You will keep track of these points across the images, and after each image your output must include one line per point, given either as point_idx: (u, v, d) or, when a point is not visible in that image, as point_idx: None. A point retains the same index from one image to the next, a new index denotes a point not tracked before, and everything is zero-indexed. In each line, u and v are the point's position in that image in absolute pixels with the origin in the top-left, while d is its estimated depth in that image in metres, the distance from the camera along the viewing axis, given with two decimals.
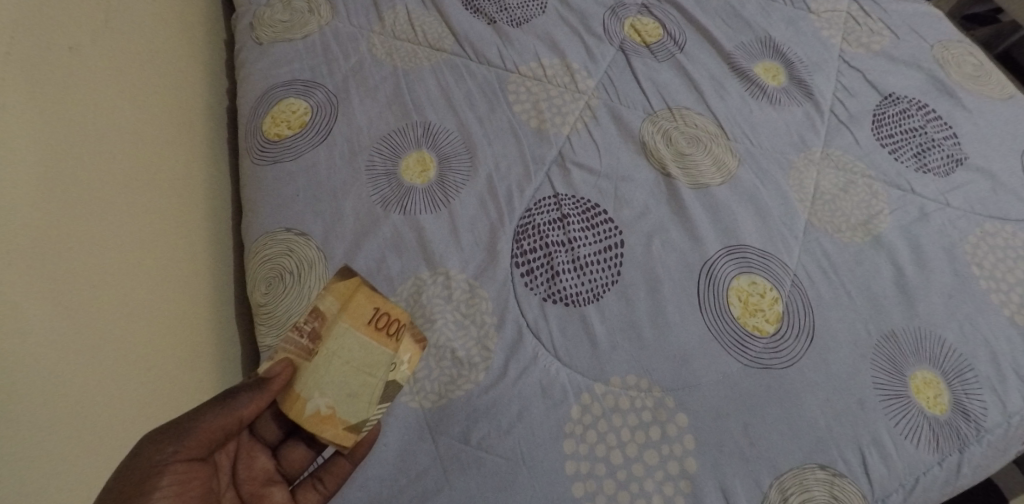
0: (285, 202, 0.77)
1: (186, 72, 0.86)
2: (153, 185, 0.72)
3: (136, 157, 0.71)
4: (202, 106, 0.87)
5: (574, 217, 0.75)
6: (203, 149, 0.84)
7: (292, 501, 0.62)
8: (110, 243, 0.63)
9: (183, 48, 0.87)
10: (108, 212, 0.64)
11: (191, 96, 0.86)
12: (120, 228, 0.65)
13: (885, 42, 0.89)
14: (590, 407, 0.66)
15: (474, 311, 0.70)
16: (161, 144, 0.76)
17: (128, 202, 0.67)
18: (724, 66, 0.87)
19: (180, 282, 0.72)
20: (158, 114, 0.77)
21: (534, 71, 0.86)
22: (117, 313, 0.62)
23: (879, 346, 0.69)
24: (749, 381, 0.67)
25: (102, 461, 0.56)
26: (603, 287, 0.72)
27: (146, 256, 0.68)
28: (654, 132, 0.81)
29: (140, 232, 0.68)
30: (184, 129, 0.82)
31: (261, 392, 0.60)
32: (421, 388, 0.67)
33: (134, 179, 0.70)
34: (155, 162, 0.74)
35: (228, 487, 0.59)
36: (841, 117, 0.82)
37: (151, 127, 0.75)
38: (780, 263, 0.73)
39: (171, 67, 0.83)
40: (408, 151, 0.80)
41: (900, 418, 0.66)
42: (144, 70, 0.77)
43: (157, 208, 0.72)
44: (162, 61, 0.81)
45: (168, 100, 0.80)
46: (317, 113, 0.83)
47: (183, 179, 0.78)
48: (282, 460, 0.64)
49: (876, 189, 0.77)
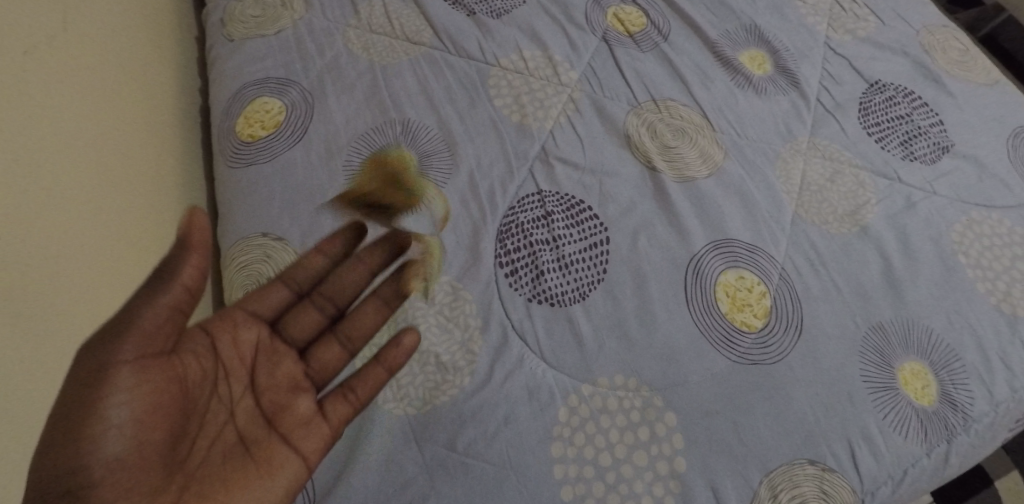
0: (261, 206, 0.75)
1: (153, 69, 0.83)
2: (125, 191, 0.71)
3: (106, 166, 0.69)
4: (171, 104, 0.85)
5: (559, 215, 0.74)
6: (174, 149, 0.82)
7: (319, 411, 0.60)
8: (83, 258, 0.62)
9: (149, 43, 0.84)
10: (79, 225, 0.63)
11: (159, 93, 0.83)
12: (93, 241, 0.64)
13: (871, 28, 0.87)
14: (577, 409, 0.65)
15: (457, 314, 0.69)
16: (130, 149, 0.74)
17: (98, 213, 0.66)
18: (709, 55, 0.85)
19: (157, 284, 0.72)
20: (123, 109, 0.75)
21: (515, 64, 0.84)
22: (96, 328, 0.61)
23: (867, 338, 0.68)
24: (738, 378, 0.66)
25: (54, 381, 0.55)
26: (588, 286, 0.70)
27: (120, 266, 0.67)
28: (638, 125, 0.80)
29: (113, 243, 0.67)
30: (154, 129, 0.80)
31: (192, 260, 0.48)
32: (405, 394, 0.66)
33: (104, 187, 0.68)
34: (125, 167, 0.72)
35: (246, 394, 0.58)
36: (828, 105, 0.81)
37: (120, 131, 0.73)
38: (768, 257, 0.72)
39: (137, 64, 0.80)
40: (387, 150, 0.78)
41: (888, 411, 0.65)
42: (109, 71, 0.74)
43: (128, 200, 0.71)
44: (127, 59, 0.78)
45: (135, 100, 0.77)
46: (292, 112, 0.80)
47: (156, 182, 0.77)
48: (310, 365, 0.62)
49: (862, 179, 0.76)
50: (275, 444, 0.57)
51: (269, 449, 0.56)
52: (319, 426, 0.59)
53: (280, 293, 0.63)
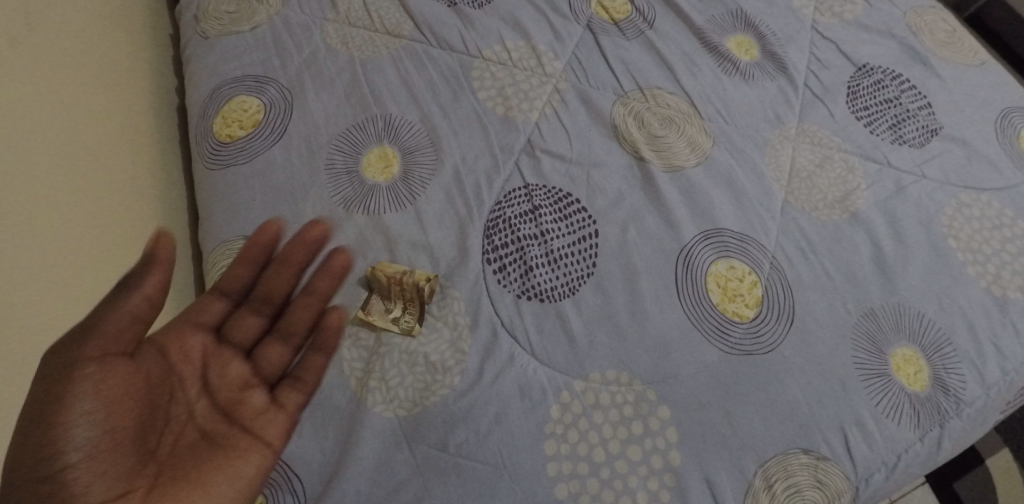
0: (242, 209, 0.74)
1: (125, 71, 0.81)
2: (100, 200, 0.69)
3: (78, 175, 0.66)
4: (146, 107, 0.82)
5: (546, 208, 0.73)
6: (151, 154, 0.80)
7: (272, 401, 0.59)
8: (62, 276, 0.60)
9: (120, 44, 0.81)
10: (53, 241, 0.61)
11: (132, 97, 0.80)
12: (69, 256, 0.62)
13: (858, 10, 0.86)
14: (570, 405, 0.64)
15: (446, 312, 0.68)
16: (104, 156, 0.71)
17: (73, 226, 0.64)
18: (695, 41, 0.84)
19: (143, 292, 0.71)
20: (98, 108, 0.73)
21: (499, 55, 0.82)
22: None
23: (859, 325, 0.67)
24: (730, 369, 0.66)
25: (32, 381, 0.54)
26: (578, 280, 0.69)
27: (101, 273, 0.65)
28: (625, 114, 0.78)
29: (91, 256, 0.65)
30: (129, 135, 0.77)
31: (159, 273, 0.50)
32: (394, 396, 0.65)
33: (77, 198, 0.65)
34: (99, 176, 0.70)
35: (200, 396, 0.56)
36: (816, 90, 0.80)
37: (92, 138, 0.70)
38: (759, 246, 0.71)
39: (106, 67, 0.77)
40: (369, 147, 0.76)
41: (881, 397, 0.65)
42: (78, 77, 0.71)
43: (106, 199, 0.70)
44: (96, 63, 0.75)
45: (108, 106, 0.75)
46: (270, 111, 0.79)
47: (133, 191, 0.75)
48: (257, 362, 0.60)
49: (852, 164, 0.75)
50: (245, 439, 0.56)
51: (235, 441, 0.55)
52: (276, 415, 0.59)
53: (218, 302, 0.60)
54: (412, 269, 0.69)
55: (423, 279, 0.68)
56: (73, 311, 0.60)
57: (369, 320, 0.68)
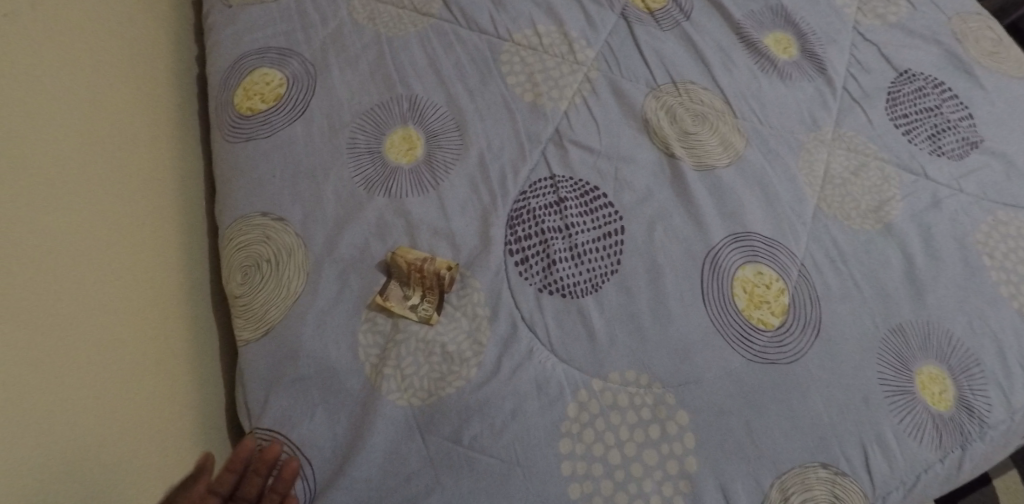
0: (260, 185, 0.72)
1: (116, 67, 0.75)
2: (106, 242, 0.66)
3: (73, 227, 0.63)
4: (148, 97, 0.79)
5: (572, 201, 0.71)
6: (158, 151, 0.77)
7: None
8: (68, 346, 0.59)
9: (103, 36, 0.74)
10: (52, 314, 0.58)
11: (129, 97, 0.76)
12: (76, 319, 0.60)
13: (902, 13, 0.83)
14: (587, 405, 0.63)
15: (465, 303, 0.67)
16: (105, 190, 0.68)
17: (78, 286, 0.62)
18: (732, 36, 0.81)
19: (166, 314, 0.70)
20: (143, 111, 0.77)
21: (530, 39, 0.80)
22: (105, 414, 0.60)
23: (886, 340, 0.66)
24: (753, 376, 0.64)
25: (161, 417, 0.66)
26: (601, 277, 0.68)
27: (164, 274, 0.72)
28: (657, 108, 0.76)
29: (103, 308, 0.63)
30: (133, 148, 0.74)
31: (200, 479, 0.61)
32: (409, 385, 0.64)
33: (78, 252, 0.63)
34: (101, 214, 0.67)
35: None
36: (854, 94, 0.78)
37: (88, 178, 0.67)
38: (788, 252, 0.69)
39: (93, 85, 0.71)
40: (393, 128, 0.74)
41: (904, 415, 0.64)
42: (62, 117, 0.66)
43: (161, 202, 0.75)
44: (81, 85, 0.69)
45: (103, 131, 0.70)
46: (293, 85, 0.77)
47: (177, 201, 0.77)
48: None
49: (888, 174, 0.73)
50: None
51: None
52: None
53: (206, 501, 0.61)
54: (433, 256, 0.68)
55: (444, 267, 0.67)
56: (90, 378, 0.60)
57: (387, 306, 0.66)
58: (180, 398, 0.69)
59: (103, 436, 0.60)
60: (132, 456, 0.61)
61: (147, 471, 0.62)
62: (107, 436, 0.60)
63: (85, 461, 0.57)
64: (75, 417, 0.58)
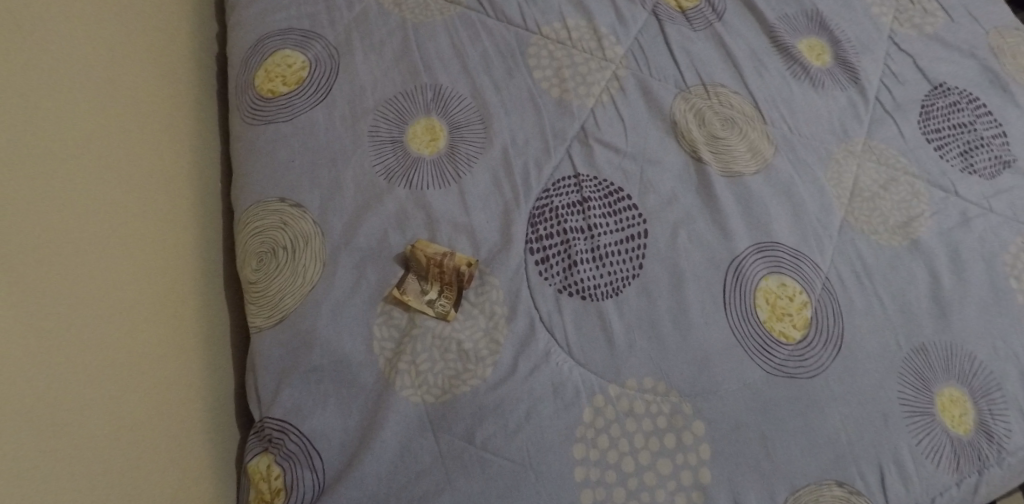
0: (279, 170, 0.71)
1: (128, 60, 0.74)
2: (120, 244, 0.66)
3: (76, 223, 0.62)
4: (162, 89, 0.78)
5: (596, 201, 0.70)
6: (173, 144, 0.76)
7: None
8: (69, 343, 0.59)
9: (112, 29, 0.74)
10: (50, 312, 0.58)
11: (143, 91, 0.75)
12: (77, 315, 0.60)
13: (939, 24, 0.81)
14: (602, 410, 0.62)
15: (483, 300, 0.66)
16: (122, 193, 0.68)
17: (80, 282, 0.61)
18: (765, 40, 0.80)
19: (180, 311, 0.70)
20: (162, 108, 0.77)
21: (558, 33, 0.78)
22: (123, 420, 0.61)
23: (908, 360, 0.65)
24: (772, 390, 0.64)
25: (181, 419, 0.66)
26: (623, 281, 0.67)
27: (184, 273, 0.72)
28: (685, 110, 0.75)
29: (109, 307, 0.63)
30: (147, 142, 0.73)
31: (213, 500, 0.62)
32: (423, 381, 0.63)
33: (88, 256, 0.63)
34: (110, 211, 0.66)
35: None
36: (887, 105, 0.76)
37: (94, 173, 0.66)
38: (812, 265, 0.68)
39: (102, 80, 0.70)
40: (416, 117, 0.73)
41: (923, 437, 0.63)
42: (66, 113, 0.65)
43: (181, 198, 0.75)
44: (88, 81, 0.69)
45: (113, 127, 0.70)
46: (316, 69, 0.75)
47: (198, 196, 0.77)
48: None
49: (917, 189, 0.72)
50: None
51: None
52: None
53: None
54: (452, 251, 0.67)
55: (464, 263, 0.66)
56: (99, 382, 0.60)
57: (404, 299, 0.65)
58: (195, 396, 0.68)
59: (112, 439, 0.59)
60: (152, 460, 0.62)
61: (159, 474, 0.62)
62: (125, 441, 0.60)
63: (102, 468, 0.58)
64: (79, 421, 0.57)
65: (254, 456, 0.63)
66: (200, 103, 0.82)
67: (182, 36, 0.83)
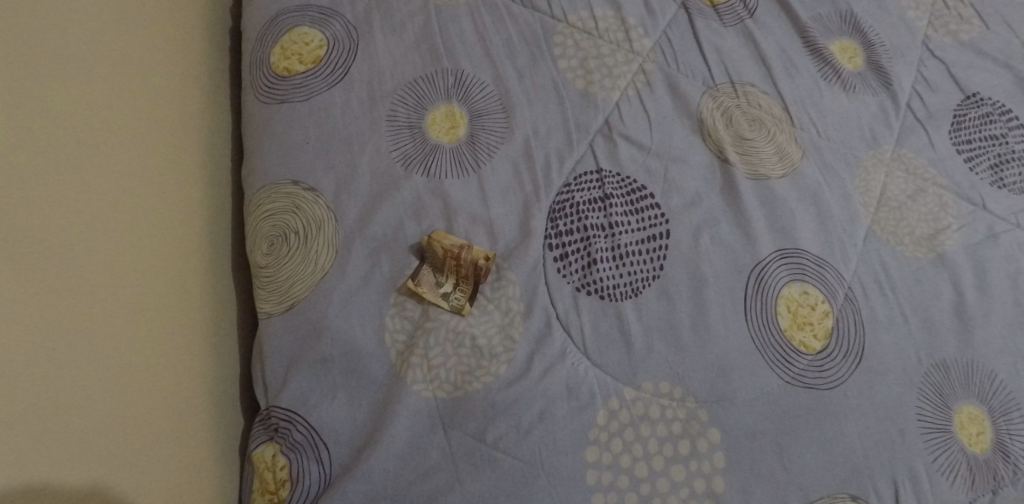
0: (293, 151, 0.69)
1: (137, 37, 0.71)
2: (128, 228, 0.64)
3: (77, 204, 0.59)
4: (172, 69, 0.74)
5: (618, 198, 0.68)
6: (182, 126, 0.74)
7: None
8: (73, 328, 0.56)
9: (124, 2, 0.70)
10: (50, 302, 0.55)
11: (151, 70, 0.72)
12: (76, 304, 0.57)
13: (974, 32, 0.80)
14: (617, 414, 0.61)
15: (499, 295, 0.64)
16: (132, 175, 0.66)
17: (79, 268, 0.58)
18: (797, 40, 0.77)
19: (184, 302, 0.68)
20: (172, 87, 0.74)
21: (585, 22, 0.76)
22: (127, 412, 0.59)
23: (929, 375, 0.64)
24: (790, 400, 0.62)
25: (182, 412, 0.64)
26: (643, 281, 0.65)
27: (188, 261, 0.70)
28: (713, 109, 0.73)
29: (115, 294, 0.60)
30: (154, 124, 0.70)
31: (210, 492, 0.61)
32: (435, 376, 0.61)
33: (98, 240, 0.60)
34: (116, 197, 0.63)
35: None
36: (918, 113, 0.74)
37: (100, 156, 0.63)
38: (836, 274, 0.67)
39: (110, 58, 0.67)
40: (436, 103, 0.70)
41: (939, 454, 0.62)
42: (74, 91, 0.62)
43: (189, 183, 0.72)
44: (96, 59, 0.65)
45: (120, 108, 0.66)
46: (334, 48, 0.72)
47: (205, 180, 0.75)
48: None
49: (945, 201, 0.71)
50: None
51: None
52: None
53: None
54: (469, 244, 0.65)
55: (481, 257, 0.64)
56: (106, 372, 0.58)
57: (418, 291, 0.63)
58: (197, 388, 0.66)
59: (115, 438, 0.57)
60: (152, 454, 0.60)
61: (161, 472, 0.60)
62: (128, 434, 0.58)
63: (105, 461, 0.56)
64: (85, 412, 0.55)
65: (259, 445, 0.62)
66: (210, 78, 0.80)
67: (195, 7, 0.81)
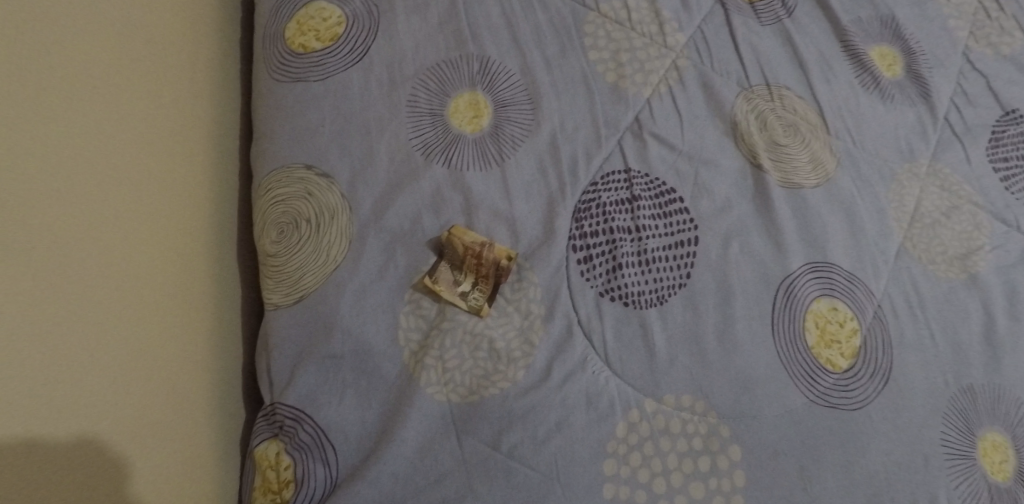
0: (307, 133, 0.65)
1: (149, 7, 0.67)
2: (134, 206, 0.60)
3: (79, 179, 0.56)
4: (183, 40, 0.71)
5: (646, 201, 0.65)
6: (191, 100, 0.70)
7: None
8: (71, 308, 0.53)
9: None
10: (52, 281, 0.52)
11: (161, 43, 0.68)
12: (80, 286, 0.54)
13: (1016, 45, 0.77)
14: (637, 426, 0.59)
15: (519, 297, 0.61)
16: (140, 149, 0.62)
17: (82, 247, 0.55)
18: (836, 43, 0.75)
19: (188, 288, 0.64)
20: (184, 61, 0.70)
21: (617, 12, 0.72)
22: (128, 398, 0.56)
23: (955, 400, 0.62)
24: (814, 420, 0.60)
25: (185, 403, 0.61)
26: (668, 289, 0.63)
27: (196, 245, 0.66)
28: (747, 111, 0.70)
29: (117, 273, 0.57)
30: (165, 98, 0.67)
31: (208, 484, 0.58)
32: (449, 379, 0.58)
33: (102, 216, 0.57)
34: (120, 174, 0.60)
35: None
36: (956, 128, 0.72)
37: (106, 127, 0.60)
38: (865, 291, 0.65)
39: (121, 26, 0.64)
40: (459, 90, 0.67)
41: (962, 482, 0.60)
42: (79, 57, 0.59)
43: (199, 163, 0.69)
44: (103, 27, 0.62)
45: (129, 78, 0.63)
46: (353, 25, 0.68)
47: (214, 158, 0.71)
48: None
49: (979, 220, 0.69)
50: None
51: None
52: None
53: None
54: (491, 242, 0.62)
55: (503, 257, 0.61)
56: (106, 355, 0.55)
57: (435, 289, 0.60)
58: (200, 380, 0.63)
59: (114, 427, 0.54)
60: (152, 445, 0.57)
61: (160, 466, 0.57)
62: (128, 423, 0.56)
63: (100, 450, 0.53)
64: (83, 396, 0.53)
65: (262, 442, 0.59)
66: (219, 49, 0.76)
67: None
